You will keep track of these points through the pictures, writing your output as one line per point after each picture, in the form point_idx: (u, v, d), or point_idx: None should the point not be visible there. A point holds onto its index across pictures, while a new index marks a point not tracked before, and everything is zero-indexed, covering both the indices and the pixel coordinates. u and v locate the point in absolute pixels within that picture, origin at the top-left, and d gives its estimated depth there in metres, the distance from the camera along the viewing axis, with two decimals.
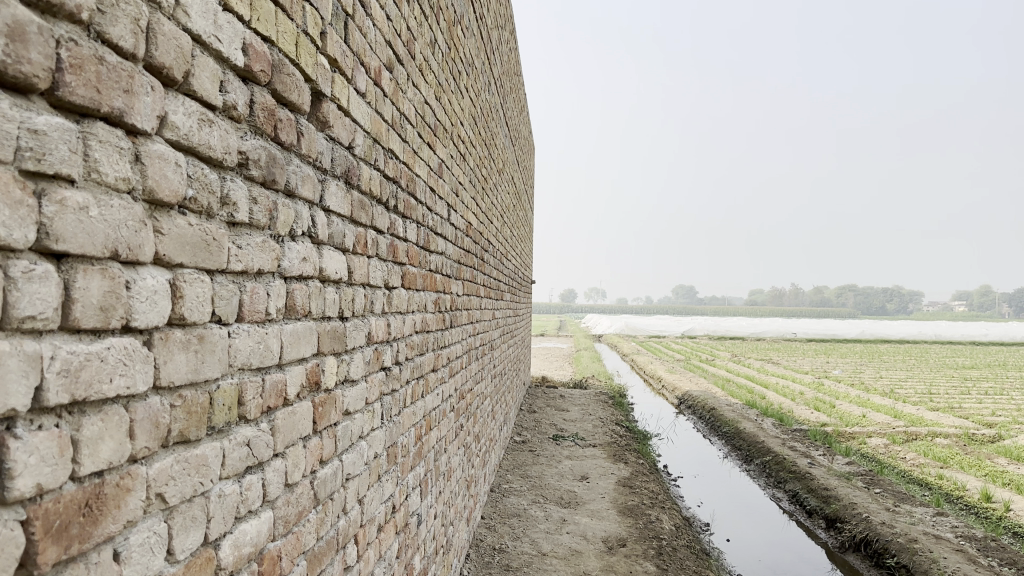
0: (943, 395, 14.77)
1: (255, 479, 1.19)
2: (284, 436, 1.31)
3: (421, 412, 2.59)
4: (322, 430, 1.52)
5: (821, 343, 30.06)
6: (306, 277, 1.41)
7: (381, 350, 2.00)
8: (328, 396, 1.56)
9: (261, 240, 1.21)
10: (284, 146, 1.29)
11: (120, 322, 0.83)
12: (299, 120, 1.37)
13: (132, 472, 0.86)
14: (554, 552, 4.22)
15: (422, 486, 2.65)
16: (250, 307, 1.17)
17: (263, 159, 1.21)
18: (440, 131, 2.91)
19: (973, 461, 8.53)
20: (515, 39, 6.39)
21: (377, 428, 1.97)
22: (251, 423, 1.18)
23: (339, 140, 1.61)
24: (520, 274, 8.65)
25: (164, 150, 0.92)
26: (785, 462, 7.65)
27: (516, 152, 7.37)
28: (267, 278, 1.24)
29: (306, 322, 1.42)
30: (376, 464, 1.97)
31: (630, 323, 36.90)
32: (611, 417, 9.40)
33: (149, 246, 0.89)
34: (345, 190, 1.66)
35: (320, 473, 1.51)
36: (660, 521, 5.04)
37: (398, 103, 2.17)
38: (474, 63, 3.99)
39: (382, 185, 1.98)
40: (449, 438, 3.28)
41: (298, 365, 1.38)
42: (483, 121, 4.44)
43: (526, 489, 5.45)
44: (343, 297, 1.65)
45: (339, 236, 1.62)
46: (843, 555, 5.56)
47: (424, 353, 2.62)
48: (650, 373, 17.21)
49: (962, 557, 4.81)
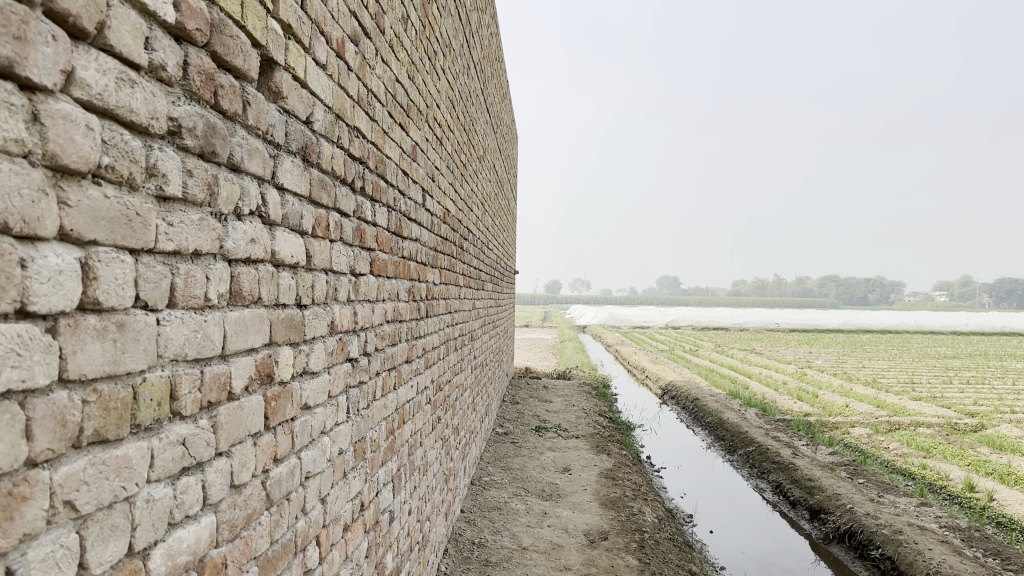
0: (925, 385, 14.80)
1: (192, 481, 1.08)
2: (227, 433, 1.19)
3: (393, 405, 2.48)
4: (275, 426, 1.41)
5: (804, 333, 30.19)
6: (255, 261, 1.30)
7: (346, 340, 1.89)
8: (283, 389, 1.44)
9: (199, 218, 1.09)
10: (226, 115, 1.18)
11: (12, 305, 0.72)
12: (246, 88, 1.25)
13: (30, 478, 0.75)
14: (534, 546, 4.13)
15: (395, 482, 2.54)
16: (184, 292, 1.05)
17: (200, 128, 1.09)
18: (414, 111, 2.79)
19: (956, 450, 8.54)
20: (495, 23, 6.25)
21: (341, 422, 1.86)
22: (187, 419, 1.07)
23: (295, 113, 1.49)
24: (503, 263, 8.54)
25: (72, 110, 0.80)
26: (769, 452, 7.61)
27: (498, 140, 7.21)
28: (207, 260, 1.13)
29: (256, 309, 1.30)
30: (341, 462, 1.86)
31: (614, 314, 36.89)
32: (594, 407, 9.34)
33: (51, 218, 0.78)
34: (303, 168, 1.54)
35: (273, 472, 1.40)
36: (643, 513, 4.96)
37: (365, 79, 2.05)
38: (452, 44, 3.87)
39: (347, 165, 1.87)
40: (425, 431, 3.17)
41: (246, 356, 1.27)
42: (461, 105, 4.32)
43: (507, 482, 5.35)
44: (301, 283, 1.54)
45: (295, 217, 1.50)
46: (827, 546, 5.51)
47: (395, 343, 2.51)
48: (634, 364, 17.18)
49: (948, 548, 4.76)
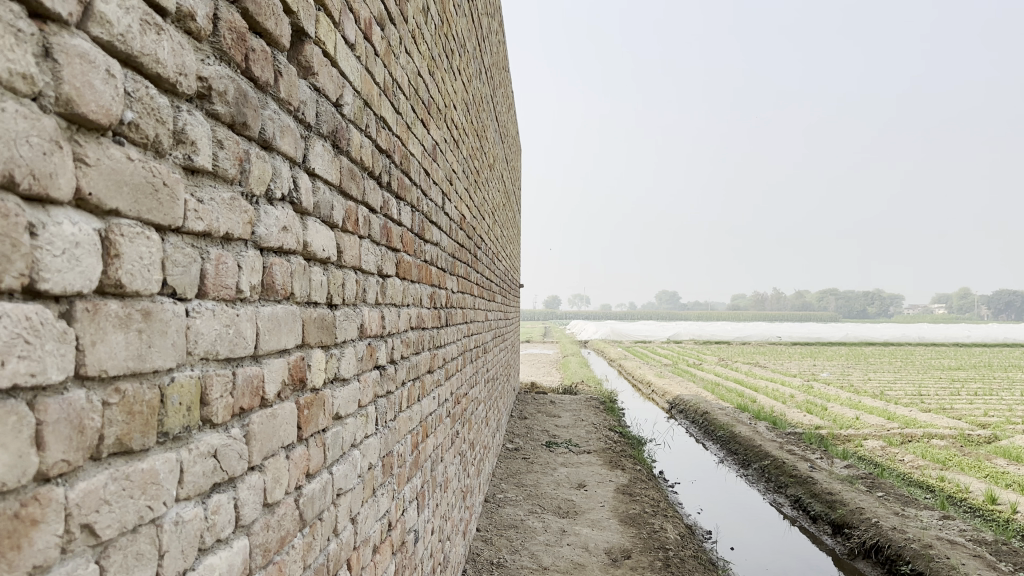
0: (934, 396, 14.62)
1: (224, 499, 0.94)
2: (261, 445, 1.05)
3: (417, 417, 2.33)
4: (308, 438, 1.26)
5: (807, 346, 30.02)
6: (287, 252, 1.16)
7: (375, 345, 1.74)
8: (315, 397, 1.29)
9: (230, 197, 0.96)
10: (257, 84, 1.04)
11: (19, 280, 0.58)
12: (277, 56, 1.12)
13: (43, 496, 0.61)
14: (555, 566, 3.96)
15: (419, 499, 2.39)
16: (215, 280, 0.91)
17: (231, 92, 0.96)
18: (433, 108, 2.66)
19: (973, 462, 8.37)
20: (502, 31, 6.16)
21: (371, 435, 1.71)
22: (218, 428, 0.93)
23: (325, 93, 1.36)
24: (509, 275, 8.40)
25: (90, 49, 0.66)
26: (786, 466, 7.44)
27: (505, 150, 7.10)
28: (238, 246, 0.99)
29: (289, 306, 1.16)
30: (370, 478, 1.71)
31: (615, 329, 36.61)
32: (603, 422, 9.16)
33: (65, 177, 0.64)
34: (333, 154, 1.40)
35: (306, 489, 1.25)
36: (664, 530, 4.79)
37: (391, 67, 1.93)
38: (466, 46, 3.76)
39: (374, 157, 1.73)
40: (445, 446, 3.02)
41: (278, 358, 1.12)
42: (474, 110, 4.20)
43: (522, 499, 5.19)
44: (332, 281, 1.40)
45: (326, 207, 1.36)
46: (853, 562, 5.34)
47: (419, 351, 2.36)
48: (639, 378, 16.99)
49: (981, 563, 4.59)
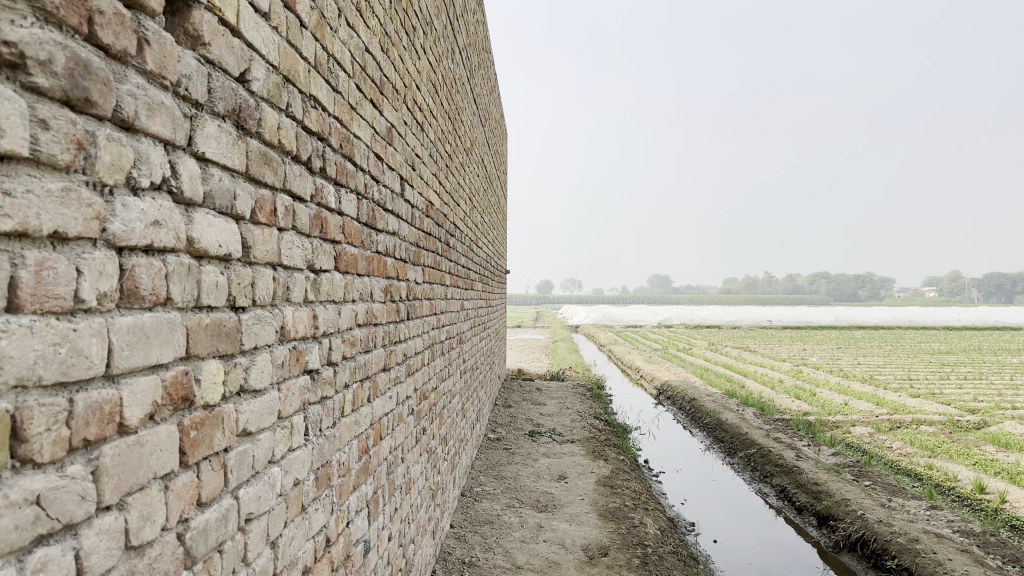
0: (923, 382, 14.50)
1: (56, 553, 0.78)
2: (117, 480, 0.89)
3: (367, 421, 2.18)
4: (198, 462, 1.10)
5: (797, 330, 29.88)
6: (161, 250, 0.99)
7: (303, 349, 1.57)
8: (208, 415, 1.13)
9: (62, 189, 0.79)
10: (110, 53, 0.88)
11: None
12: (143, 20, 0.95)
13: None
14: (529, 565, 3.83)
15: (370, 507, 2.24)
16: (36, 289, 0.75)
17: (61, 62, 0.78)
18: (388, 88, 2.48)
19: (962, 449, 8.27)
20: (480, 10, 5.94)
21: (298, 448, 1.55)
22: (44, 469, 0.77)
23: (223, 66, 1.18)
24: (493, 263, 8.22)
25: None
26: (772, 454, 7.33)
27: (486, 133, 6.91)
28: (79, 248, 0.83)
29: (163, 313, 1.00)
30: (297, 494, 1.55)
31: (606, 314, 36.32)
32: (588, 410, 9.03)
33: None
34: (236, 137, 1.23)
35: (195, 520, 1.09)
36: (644, 526, 4.66)
37: (325, 41, 1.75)
38: (434, 23, 3.58)
39: (300, 139, 1.56)
40: (407, 447, 2.86)
41: (147, 376, 0.96)
42: (445, 90, 4.01)
43: (499, 492, 5.05)
44: (236, 280, 1.23)
45: (226, 196, 1.19)
46: (838, 555, 5.24)
47: (369, 350, 2.20)
48: (628, 363, 16.90)
49: (968, 558, 4.48)
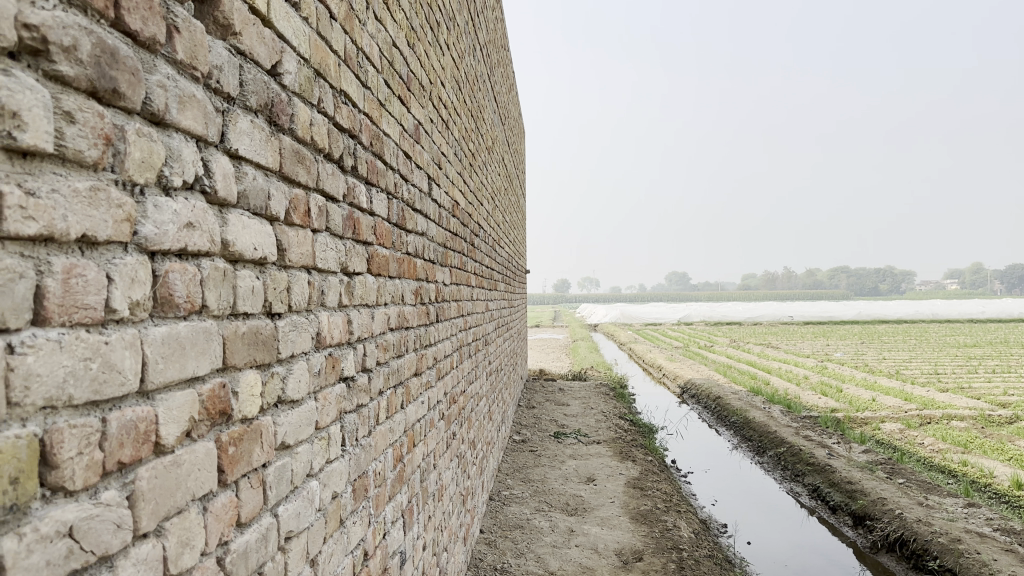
0: (951, 376, 14.23)
1: None
2: (153, 504, 0.82)
3: (401, 428, 2.10)
4: (236, 481, 1.03)
5: (817, 325, 29.54)
6: (195, 254, 0.92)
7: (339, 356, 1.50)
8: (245, 430, 1.06)
9: (90, 188, 0.72)
10: (138, 41, 0.81)
11: None
12: (172, 5, 0.88)
13: None
14: (563, 570, 3.75)
15: (405, 517, 2.16)
16: (64, 301, 0.68)
17: (87, 49, 0.72)
18: (415, 84, 2.41)
19: (996, 444, 8.09)
20: (498, 8, 5.86)
21: (335, 459, 1.47)
22: (76, 497, 0.70)
23: (254, 58, 1.11)
24: (514, 263, 8.15)
25: None
26: (802, 453, 7.19)
27: (506, 132, 6.83)
28: (111, 252, 0.76)
29: (199, 322, 0.93)
30: (336, 508, 1.47)
31: (625, 312, 36.07)
32: (612, 410, 8.93)
33: None
34: (269, 133, 1.16)
35: (235, 542, 1.02)
36: (678, 529, 4.56)
37: (353, 33, 1.67)
38: (455, 19, 3.50)
39: (332, 136, 1.49)
40: (438, 453, 2.79)
41: (184, 390, 0.89)
42: (467, 88, 3.94)
43: (528, 496, 4.97)
44: (272, 284, 1.15)
45: (260, 195, 1.12)
46: (876, 555, 5.12)
47: (402, 355, 2.13)
48: (650, 362, 16.75)
49: (1014, 558, 4.34)
